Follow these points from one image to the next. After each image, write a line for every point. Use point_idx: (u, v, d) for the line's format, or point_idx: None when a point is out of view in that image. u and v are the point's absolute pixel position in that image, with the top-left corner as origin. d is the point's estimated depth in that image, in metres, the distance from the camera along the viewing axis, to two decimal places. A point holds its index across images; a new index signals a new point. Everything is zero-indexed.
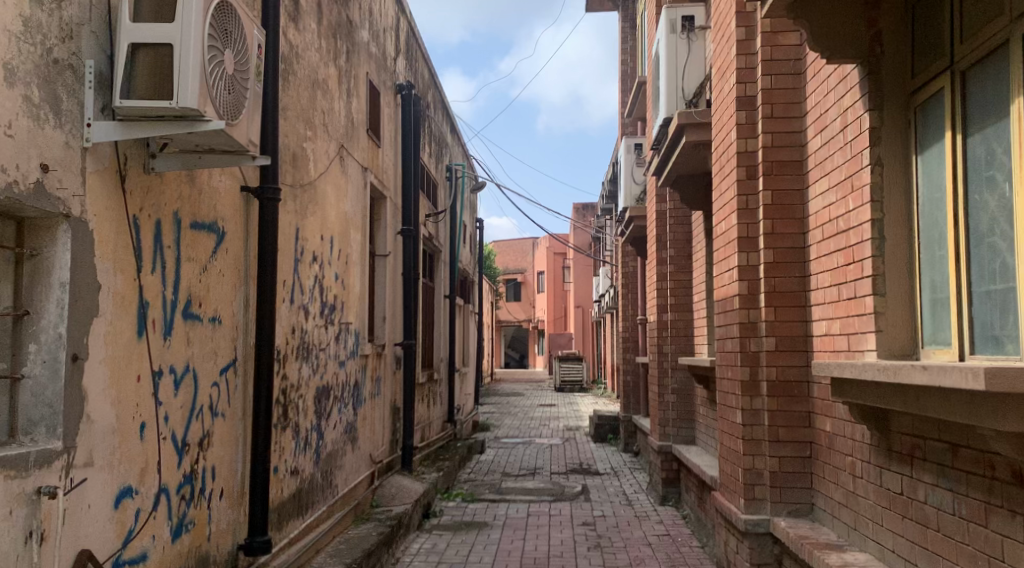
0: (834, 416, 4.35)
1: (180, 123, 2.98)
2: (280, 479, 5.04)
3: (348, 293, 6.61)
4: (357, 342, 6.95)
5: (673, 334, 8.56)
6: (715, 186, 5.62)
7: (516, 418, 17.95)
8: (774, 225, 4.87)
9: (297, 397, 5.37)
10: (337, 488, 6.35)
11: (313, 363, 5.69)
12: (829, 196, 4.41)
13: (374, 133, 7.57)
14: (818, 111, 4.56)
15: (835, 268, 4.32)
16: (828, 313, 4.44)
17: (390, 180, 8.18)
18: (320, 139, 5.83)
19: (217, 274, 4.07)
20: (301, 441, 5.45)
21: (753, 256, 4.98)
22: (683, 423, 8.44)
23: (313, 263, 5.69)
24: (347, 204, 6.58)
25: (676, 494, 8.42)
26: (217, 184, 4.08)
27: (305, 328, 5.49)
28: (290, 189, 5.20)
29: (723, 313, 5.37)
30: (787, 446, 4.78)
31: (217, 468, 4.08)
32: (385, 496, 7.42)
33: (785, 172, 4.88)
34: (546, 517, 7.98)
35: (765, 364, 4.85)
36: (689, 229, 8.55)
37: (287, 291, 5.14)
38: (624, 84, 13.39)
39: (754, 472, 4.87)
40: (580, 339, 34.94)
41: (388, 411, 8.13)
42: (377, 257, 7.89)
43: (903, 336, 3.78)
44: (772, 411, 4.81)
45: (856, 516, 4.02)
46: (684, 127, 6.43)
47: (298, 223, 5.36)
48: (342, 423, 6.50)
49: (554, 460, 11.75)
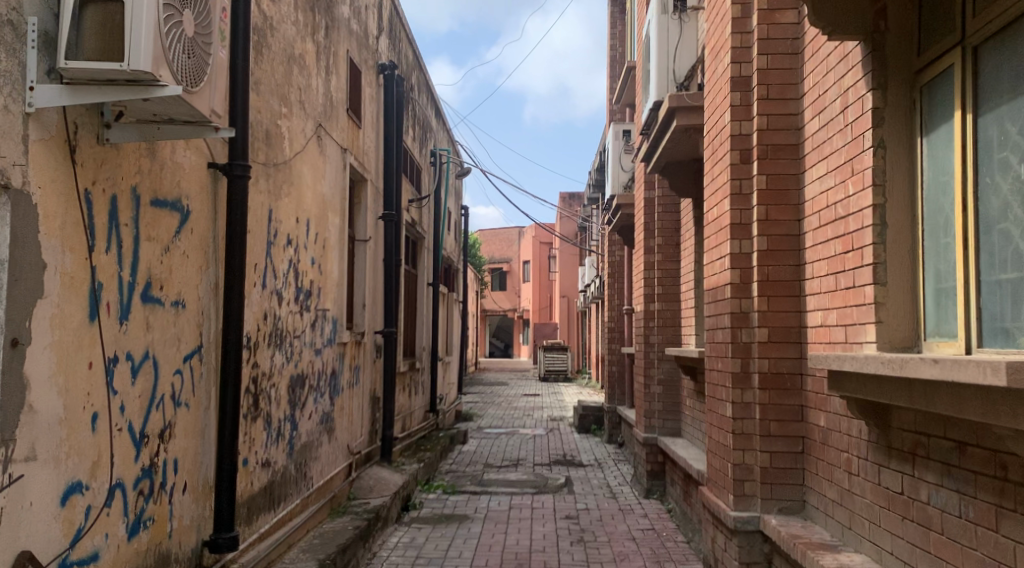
0: (829, 410, 4.17)
1: (134, 88, 2.75)
2: (250, 471, 4.82)
3: (325, 278, 6.38)
4: (335, 329, 6.72)
5: (660, 324, 8.39)
6: (707, 170, 5.42)
7: (499, 408, 17.78)
8: (767, 212, 4.68)
9: (268, 386, 5.14)
10: (312, 480, 6.13)
11: (287, 351, 5.46)
12: (827, 180, 4.22)
13: (355, 114, 7.34)
14: (816, 93, 4.36)
15: (832, 257, 4.13)
16: (824, 303, 4.25)
17: (371, 163, 7.94)
18: (296, 118, 5.59)
19: (180, 256, 3.83)
20: (273, 432, 5.23)
21: (746, 243, 4.79)
22: (669, 415, 8.27)
23: (288, 246, 5.46)
24: (325, 186, 6.35)
25: (661, 487, 8.25)
26: (181, 159, 3.84)
27: (278, 314, 5.26)
28: (263, 168, 4.97)
29: (714, 303, 5.18)
30: (778, 441, 4.61)
31: (180, 461, 3.85)
32: (363, 488, 7.21)
33: (780, 156, 4.69)
34: (528, 510, 7.80)
35: (757, 355, 4.66)
36: (678, 218, 8.37)
37: (259, 275, 4.91)
38: (612, 70, 13.20)
39: (743, 468, 4.69)
40: (565, 329, 34.79)
41: (368, 401, 7.90)
42: (357, 242, 7.65)
43: (904, 327, 3.60)
44: (763, 404, 4.63)
45: (851, 515, 3.85)
46: (675, 110, 6.21)
47: (272, 204, 5.13)
48: (318, 412, 6.27)
49: (537, 451, 11.58)
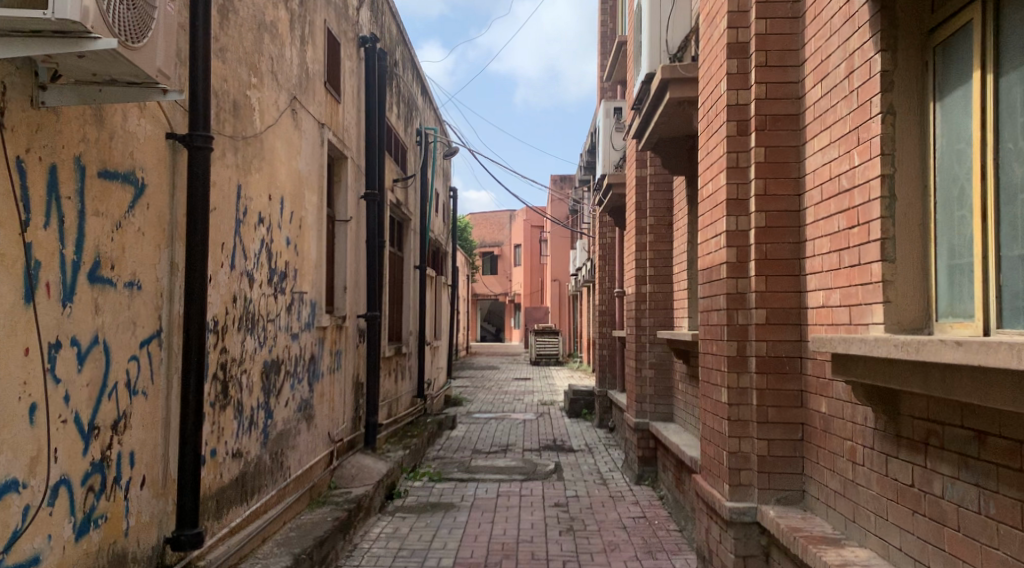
0: (831, 396, 3.93)
1: (63, 41, 2.49)
2: (218, 462, 4.55)
3: (303, 260, 6.12)
4: (314, 312, 6.44)
5: (651, 307, 8.14)
6: (702, 144, 5.15)
7: (489, 393, 17.52)
8: (766, 186, 4.42)
9: (239, 372, 4.87)
10: (289, 470, 5.87)
11: (260, 336, 5.19)
12: (830, 151, 3.96)
13: (334, 88, 7.05)
14: (818, 58, 4.10)
15: (836, 233, 3.88)
16: (827, 283, 4.00)
17: (352, 140, 7.65)
18: (267, 89, 5.31)
19: (135, 233, 3.55)
20: (244, 421, 4.97)
21: (743, 220, 4.53)
22: (660, 400, 8.03)
23: (259, 225, 5.18)
24: (301, 162, 6.07)
25: (653, 473, 8.02)
26: (135, 128, 3.55)
27: (249, 296, 4.99)
28: (230, 141, 4.69)
29: (709, 283, 4.92)
30: (776, 428, 4.36)
31: (137, 453, 3.58)
32: (344, 478, 6.96)
33: (779, 128, 4.43)
34: (516, 498, 7.57)
35: (754, 338, 4.41)
36: (670, 197, 8.10)
37: (227, 255, 4.63)
38: (602, 47, 12.91)
39: (740, 456, 4.45)
40: (557, 312, 34.55)
41: (350, 386, 7.65)
42: (337, 222, 7.36)
43: (914, 307, 3.35)
44: (760, 389, 4.39)
45: (855, 507, 3.61)
46: (668, 82, 5.92)
47: (241, 179, 4.86)
48: (295, 399, 6.01)
49: (527, 437, 11.34)
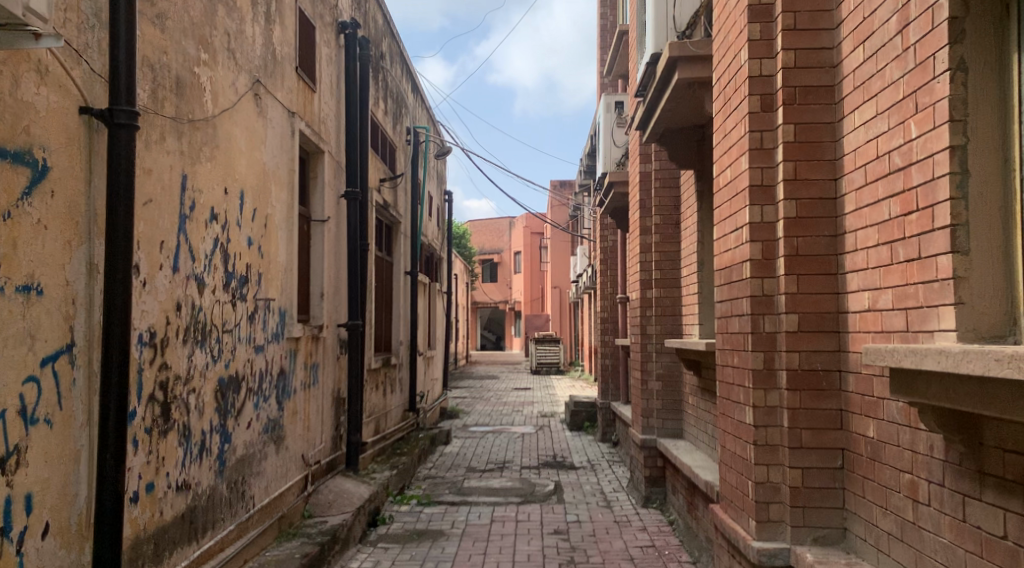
0: (882, 418, 3.26)
1: None
2: (158, 498, 3.90)
3: (269, 263, 5.47)
4: (284, 322, 5.78)
5: (658, 314, 7.46)
6: (718, 126, 4.48)
7: (487, 404, 16.87)
8: (796, 169, 3.77)
9: (185, 391, 4.21)
10: (253, 500, 5.21)
11: (212, 349, 4.54)
12: (877, 125, 3.31)
13: (307, 75, 6.41)
14: (860, 15, 3.45)
15: (887, 221, 3.23)
16: (874, 282, 3.34)
17: (329, 133, 7.00)
18: (222, 68, 4.67)
19: (32, 226, 2.91)
20: (193, 449, 4.31)
21: (769, 211, 3.88)
22: (669, 415, 7.36)
23: (212, 221, 4.53)
24: (266, 154, 5.42)
25: (661, 495, 7.34)
26: (33, 98, 2.92)
27: (198, 304, 4.34)
28: (173, 123, 4.05)
29: (727, 286, 4.27)
30: (813, 454, 3.70)
31: (36, 496, 2.93)
32: (320, 505, 6.28)
33: (811, 101, 3.77)
34: (512, 524, 6.89)
35: (784, 349, 3.75)
36: (678, 194, 7.45)
37: (167, 256, 3.99)
38: (602, 42, 12.30)
39: (769, 487, 3.81)
40: (557, 321, 33.86)
41: (329, 403, 6.98)
42: (314, 223, 6.71)
43: (993, 310, 2.70)
44: (792, 409, 3.73)
45: (917, 557, 2.95)
46: (676, 60, 5.26)
47: (187, 168, 4.22)
48: (260, 419, 5.34)
49: (525, 452, 10.64)
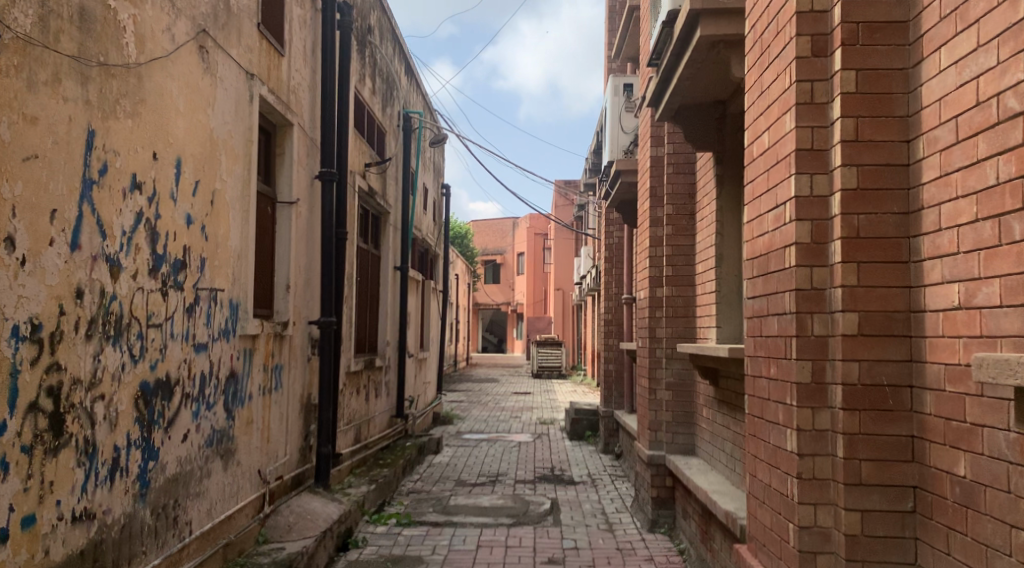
0: (978, 452, 2.45)
1: None
2: (41, 534, 3.10)
3: (217, 247, 4.65)
4: (236, 317, 4.96)
5: (669, 314, 6.56)
6: (755, 79, 3.64)
7: (483, 409, 16.04)
8: (858, 127, 2.94)
9: (88, 397, 3.39)
10: (189, 527, 4.39)
11: (131, 347, 3.73)
12: (977, 62, 2.49)
13: (272, 35, 5.59)
14: None
15: (990, 190, 2.42)
16: (968, 271, 2.53)
17: (299, 103, 6.16)
18: (151, 7, 3.85)
19: None
20: (101, 470, 3.49)
21: (821, 181, 3.04)
22: (680, 427, 6.51)
23: (134, 191, 3.72)
24: (214, 118, 4.60)
25: (670, 519, 6.50)
26: None
27: (111, 292, 3.54)
28: (73, 63, 3.23)
29: (764, 278, 3.43)
30: (875, 494, 2.87)
31: None
32: (279, 527, 5.45)
33: (877, 41, 2.94)
34: (501, 550, 6.07)
35: (840, 358, 2.92)
36: (693, 180, 6.59)
37: (62, 230, 3.18)
38: (611, 25, 11.45)
39: (817, 534, 2.99)
40: (559, 324, 33.05)
41: (296, 410, 6.15)
42: (279, 206, 5.89)
43: None
44: (849, 435, 2.90)
45: None
46: (698, 15, 4.42)
47: (96, 123, 3.40)
48: (202, 429, 4.52)
49: (520, 464, 9.79)
